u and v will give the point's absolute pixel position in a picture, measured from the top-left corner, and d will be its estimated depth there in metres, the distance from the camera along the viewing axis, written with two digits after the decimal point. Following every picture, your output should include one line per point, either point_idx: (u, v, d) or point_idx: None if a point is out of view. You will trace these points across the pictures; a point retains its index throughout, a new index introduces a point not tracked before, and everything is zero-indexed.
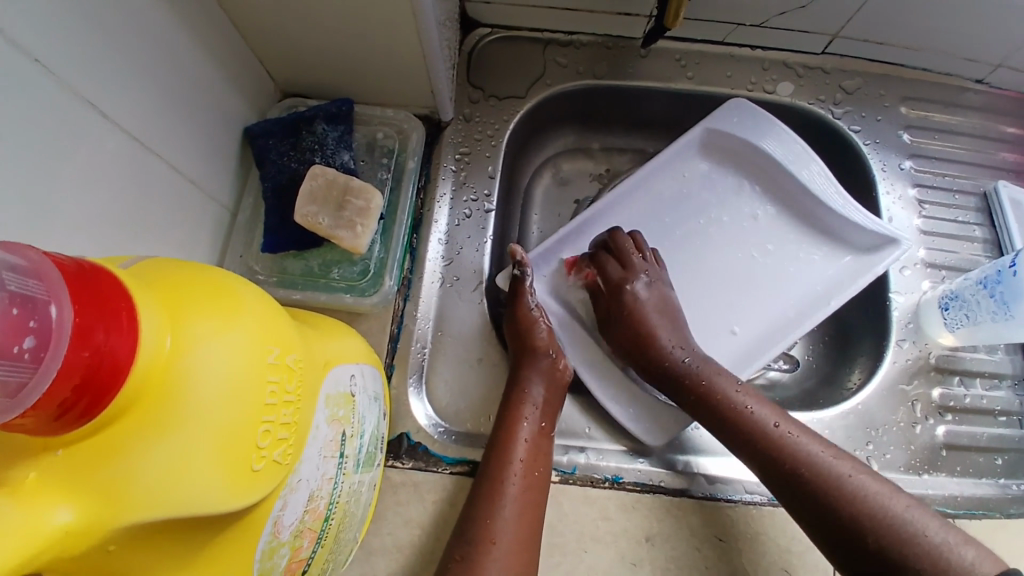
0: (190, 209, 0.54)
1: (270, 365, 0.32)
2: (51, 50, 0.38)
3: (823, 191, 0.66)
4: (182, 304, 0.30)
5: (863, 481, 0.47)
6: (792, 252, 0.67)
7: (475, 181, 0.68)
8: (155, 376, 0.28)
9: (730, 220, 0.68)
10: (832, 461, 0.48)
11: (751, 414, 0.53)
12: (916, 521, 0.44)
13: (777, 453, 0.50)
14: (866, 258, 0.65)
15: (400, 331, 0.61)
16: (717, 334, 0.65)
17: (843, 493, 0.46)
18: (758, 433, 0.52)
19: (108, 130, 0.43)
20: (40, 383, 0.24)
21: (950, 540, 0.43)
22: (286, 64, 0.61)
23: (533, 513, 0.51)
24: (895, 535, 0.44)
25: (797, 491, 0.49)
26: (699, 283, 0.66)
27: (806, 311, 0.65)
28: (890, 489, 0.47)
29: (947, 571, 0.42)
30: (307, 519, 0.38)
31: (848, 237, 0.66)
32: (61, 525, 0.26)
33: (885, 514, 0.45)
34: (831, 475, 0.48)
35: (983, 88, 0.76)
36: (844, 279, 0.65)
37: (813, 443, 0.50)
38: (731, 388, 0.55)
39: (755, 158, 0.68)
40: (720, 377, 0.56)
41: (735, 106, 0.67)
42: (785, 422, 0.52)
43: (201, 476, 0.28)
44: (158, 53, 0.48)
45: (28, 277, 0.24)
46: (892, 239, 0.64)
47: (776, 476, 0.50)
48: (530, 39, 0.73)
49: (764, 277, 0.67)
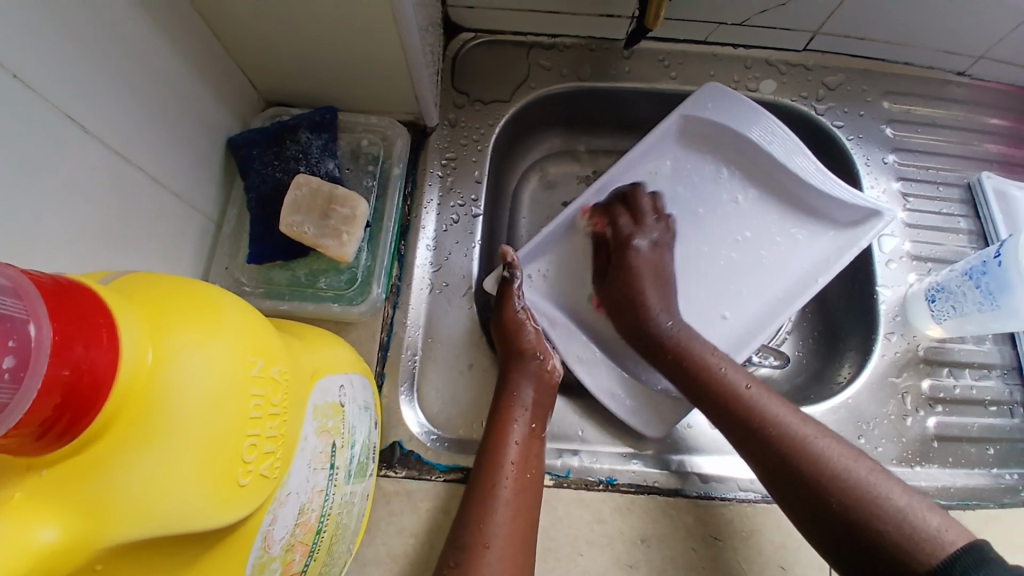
0: (174, 221, 0.53)
1: (255, 377, 0.32)
2: (28, 64, 0.37)
3: (807, 173, 0.65)
4: (164, 317, 0.29)
5: (826, 444, 0.47)
6: (781, 236, 0.67)
7: (462, 186, 0.68)
8: (136, 392, 0.27)
9: (718, 211, 0.68)
10: (798, 425, 0.49)
11: (724, 376, 0.54)
12: (879, 485, 0.44)
13: (746, 413, 0.51)
14: (848, 233, 0.66)
15: (389, 339, 0.61)
16: (708, 319, 0.65)
17: (807, 455, 0.47)
18: (730, 394, 0.53)
19: (87, 144, 0.42)
20: (21, 402, 0.24)
21: (913, 506, 0.42)
22: (268, 73, 0.61)
23: (526, 516, 0.51)
24: (856, 497, 0.44)
25: (763, 451, 0.49)
26: (688, 271, 0.66)
27: (794, 293, 0.65)
28: (855, 454, 0.47)
29: (911, 535, 0.41)
30: (298, 533, 0.38)
31: (830, 212, 0.66)
32: (46, 545, 0.25)
33: (847, 476, 0.45)
34: (796, 437, 0.48)
35: (964, 80, 0.76)
36: (829, 254, 0.66)
37: (782, 406, 0.51)
38: (707, 353, 0.56)
39: (737, 143, 0.67)
40: (698, 342, 0.57)
41: (712, 90, 0.66)
42: (757, 385, 0.53)
43: (187, 491, 0.28)
44: (138, 65, 0.47)
45: (5, 295, 0.24)
46: (876, 210, 0.65)
47: (744, 438, 0.51)
48: (513, 43, 0.73)
49: (752, 271, 0.66)
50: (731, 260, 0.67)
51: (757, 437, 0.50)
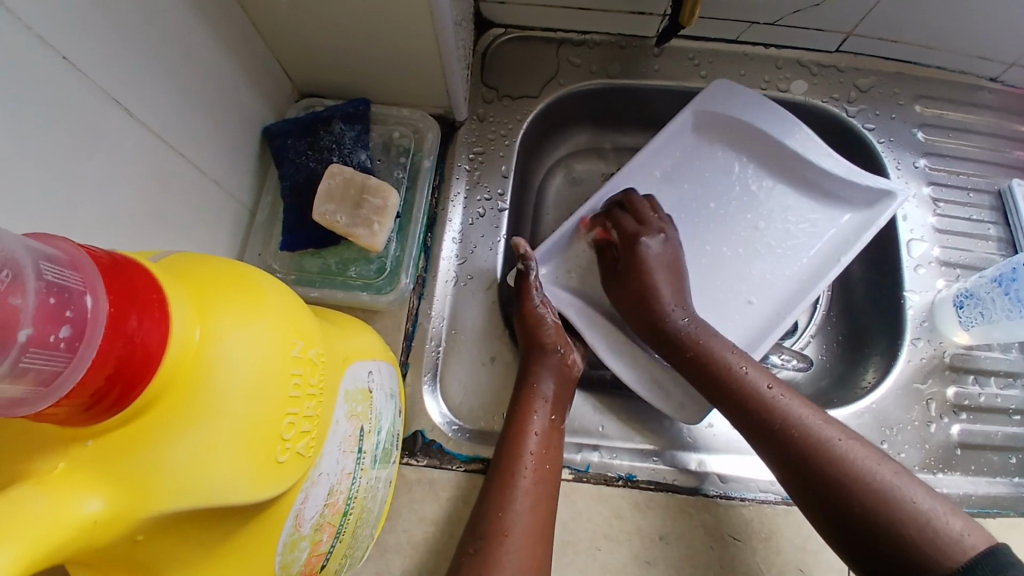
0: (209, 206, 0.54)
1: (294, 357, 0.33)
2: (78, 49, 0.39)
3: (818, 159, 0.65)
4: (209, 297, 0.30)
5: (850, 446, 0.46)
6: (792, 221, 0.67)
7: (489, 180, 0.68)
8: (184, 367, 0.28)
9: (734, 205, 0.68)
10: (821, 426, 0.48)
11: (744, 375, 0.52)
12: (903, 488, 0.44)
13: (767, 415, 0.50)
14: (865, 213, 0.65)
15: (414, 330, 0.62)
16: (736, 306, 0.65)
17: (830, 457, 0.46)
18: (751, 395, 0.51)
19: (130, 127, 0.44)
20: (75, 371, 0.25)
21: (937, 510, 0.42)
22: (303, 65, 0.62)
23: (546, 505, 0.51)
24: (880, 500, 0.43)
25: (784, 453, 0.48)
26: (709, 262, 0.66)
27: (819, 273, 0.64)
28: (878, 455, 0.46)
29: (933, 540, 0.41)
30: (327, 514, 0.38)
31: (844, 194, 0.66)
32: (89, 515, 0.26)
33: (872, 479, 0.44)
34: (819, 439, 0.47)
35: (997, 86, 0.75)
36: (849, 235, 0.65)
37: (804, 407, 0.50)
38: (725, 349, 0.55)
39: (756, 138, 0.67)
40: (713, 339, 0.56)
41: (720, 88, 0.66)
42: (777, 384, 0.52)
43: (227, 466, 0.29)
44: (181, 52, 0.48)
45: (64, 267, 0.25)
46: (888, 191, 0.64)
47: (764, 439, 0.50)
48: (542, 39, 0.73)
49: (772, 258, 0.66)
50: (744, 253, 0.67)
51: (778, 440, 0.49)
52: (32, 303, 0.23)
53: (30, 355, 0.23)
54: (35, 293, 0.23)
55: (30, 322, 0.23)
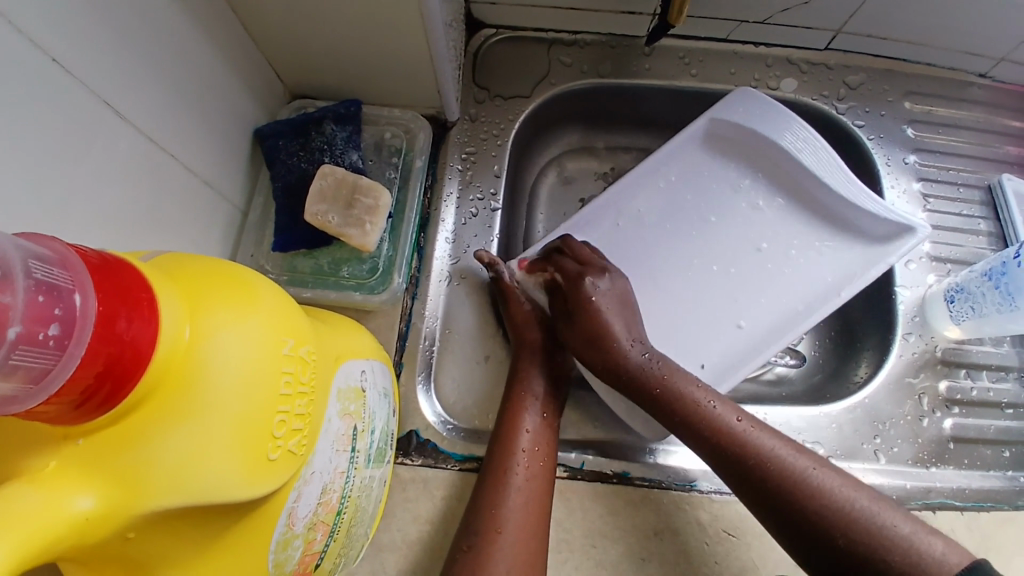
0: (202, 207, 0.54)
1: (285, 356, 0.33)
2: (70, 51, 0.39)
3: (834, 181, 0.65)
4: (199, 297, 0.30)
5: (824, 476, 0.46)
6: (806, 247, 0.67)
7: (481, 180, 0.69)
8: (175, 366, 0.28)
9: (737, 220, 0.68)
10: (794, 457, 0.47)
11: (711, 411, 0.51)
12: (882, 514, 0.44)
13: (741, 453, 0.48)
14: (877, 249, 0.65)
15: (408, 329, 0.62)
16: (725, 328, 0.64)
17: (808, 489, 0.45)
18: (721, 431, 0.50)
19: (123, 130, 0.44)
20: (65, 368, 0.25)
21: (917, 532, 0.43)
22: (295, 66, 0.62)
23: (541, 501, 0.51)
24: (862, 528, 0.43)
25: (762, 489, 0.47)
26: (702, 287, 0.65)
27: (813, 304, 0.64)
28: (852, 482, 0.46)
29: (917, 565, 0.41)
30: (320, 512, 0.39)
31: (862, 226, 0.66)
32: (81, 513, 0.26)
33: (852, 508, 0.44)
34: (794, 472, 0.46)
35: (986, 82, 0.76)
36: (856, 269, 0.65)
37: (776, 441, 0.49)
38: (689, 384, 0.53)
39: (767, 151, 0.68)
40: (676, 372, 0.53)
41: (743, 95, 0.67)
42: (745, 417, 0.51)
43: (219, 464, 0.29)
44: (173, 55, 0.49)
45: (54, 265, 0.25)
46: (910, 226, 0.63)
47: (741, 476, 0.48)
48: (534, 40, 0.74)
49: (774, 283, 0.66)
50: (733, 275, 0.66)
51: (755, 478, 0.47)
52: (22, 300, 0.23)
53: (20, 353, 0.23)
54: (24, 291, 0.24)
55: (20, 319, 0.23)
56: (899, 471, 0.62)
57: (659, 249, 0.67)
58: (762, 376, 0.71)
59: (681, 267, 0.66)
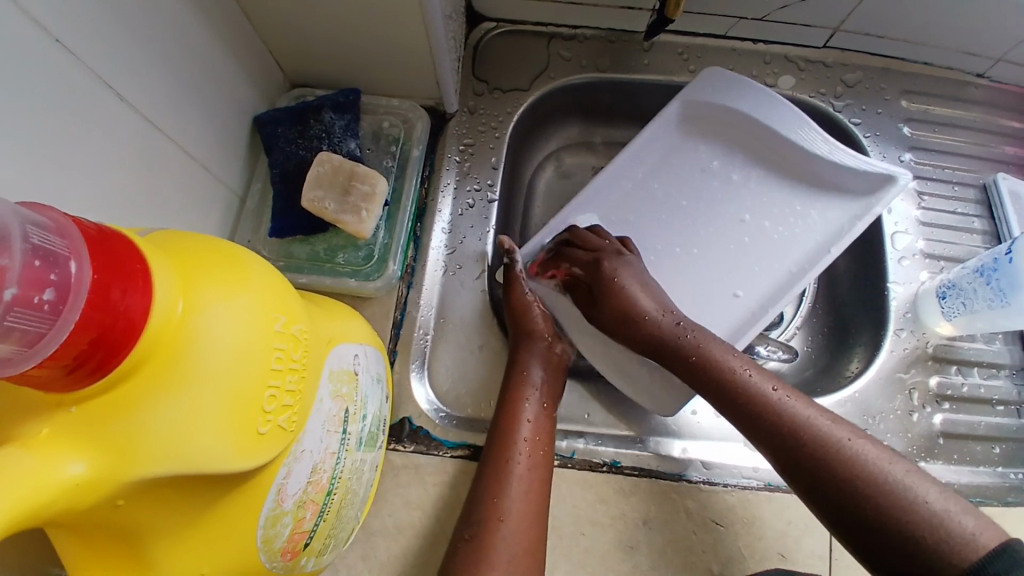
0: (200, 191, 0.55)
1: (276, 332, 0.33)
2: (72, 33, 0.39)
3: (812, 145, 0.66)
4: (192, 272, 0.31)
5: (861, 446, 0.46)
6: (790, 212, 0.67)
7: (478, 172, 0.69)
8: (167, 336, 0.29)
9: (719, 199, 0.69)
10: (829, 427, 0.48)
11: (749, 379, 0.52)
12: (915, 489, 0.43)
13: (772, 419, 0.49)
14: (862, 203, 0.65)
15: (403, 318, 0.63)
16: (720, 298, 0.65)
17: (841, 460, 0.46)
18: (757, 399, 0.50)
19: (123, 111, 0.44)
20: (58, 334, 0.25)
21: (949, 510, 0.42)
22: (295, 55, 0.63)
23: (539, 489, 0.52)
24: (895, 500, 0.43)
25: (792, 454, 0.48)
26: (689, 268, 0.66)
27: (807, 264, 0.65)
28: (889, 454, 0.46)
29: (945, 541, 0.41)
30: (310, 491, 0.39)
31: (840, 182, 0.66)
32: (72, 478, 0.27)
33: (883, 480, 0.44)
34: (829, 440, 0.47)
35: (984, 82, 0.76)
36: (843, 225, 0.65)
37: (810, 409, 0.49)
38: (726, 354, 0.54)
39: (749, 127, 0.69)
40: (714, 344, 0.55)
41: (710, 75, 0.68)
42: (782, 387, 0.51)
43: (209, 434, 0.29)
44: (173, 40, 0.49)
45: (50, 233, 0.26)
46: (889, 176, 0.64)
47: (771, 441, 0.49)
48: (533, 33, 0.74)
49: (760, 247, 0.67)
50: (697, 255, 0.67)
51: (788, 443, 0.48)
52: (18, 264, 0.24)
53: (16, 314, 0.24)
54: (21, 254, 0.24)
55: (16, 282, 0.24)
56: None
57: (653, 242, 0.67)
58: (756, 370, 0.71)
59: (671, 260, 0.67)
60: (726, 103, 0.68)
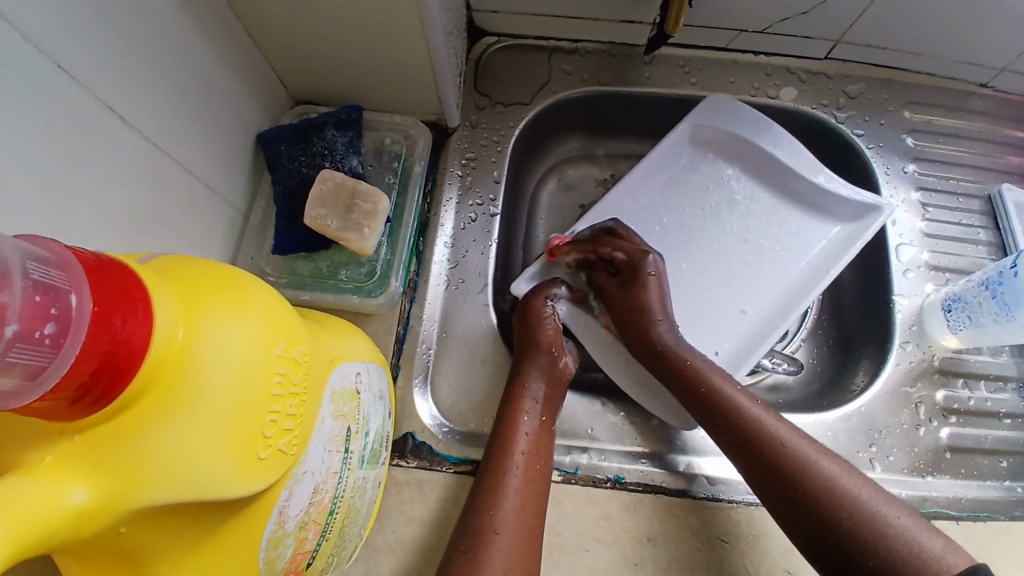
0: (204, 210, 0.55)
1: (278, 357, 0.34)
2: (75, 57, 0.40)
3: (805, 170, 0.67)
4: (193, 298, 0.31)
5: (830, 465, 0.48)
6: (788, 233, 0.68)
7: (481, 186, 0.69)
8: (168, 363, 0.29)
9: (722, 209, 0.69)
10: (802, 444, 0.49)
11: (729, 393, 0.54)
12: (882, 506, 0.45)
13: (750, 432, 0.51)
14: (854, 226, 0.66)
15: (406, 333, 0.63)
16: (727, 313, 0.65)
17: (814, 475, 0.47)
18: (736, 412, 0.52)
19: (126, 133, 0.45)
20: (60, 366, 0.26)
21: (916, 528, 0.44)
22: (298, 73, 0.63)
23: (536, 504, 0.52)
24: (865, 516, 0.44)
25: (771, 469, 0.49)
26: (694, 285, 0.66)
27: (808, 282, 0.65)
28: (856, 474, 0.48)
29: (912, 556, 0.42)
30: (312, 512, 0.39)
31: (828, 207, 0.67)
32: (75, 505, 0.27)
33: (852, 495, 0.46)
34: (801, 456, 0.49)
35: (988, 92, 0.76)
36: (837, 246, 0.66)
37: (785, 427, 0.51)
38: (710, 368, 0.56)
39: (749, 151, 0.69)
40: (700, 359, 0.57)
41: (714, 102, 0.69)
42: (760, 404, 0.53)
43: (210, 461, 0.30)
44: (176, 61, 0.49)
45: (51, 267, 0.26)
46: (875, 205, 0.65)
47: (749, 454, 0.51)
48: (535, 47, 0.75)
49: (764, 263, 0.67)
50: (701, 271, 0.67)
51: (767, 459, 0.50)
52: (19, 300, 0.24)
53: (17, 350, 0.24)
54: (21, 290, 0.24)
55: (17, 318, 0.24)
56: (895, 480, 0.61)
57: None
58: (760, 382, 0.71)
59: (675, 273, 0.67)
60: (738, 131, 0.69)
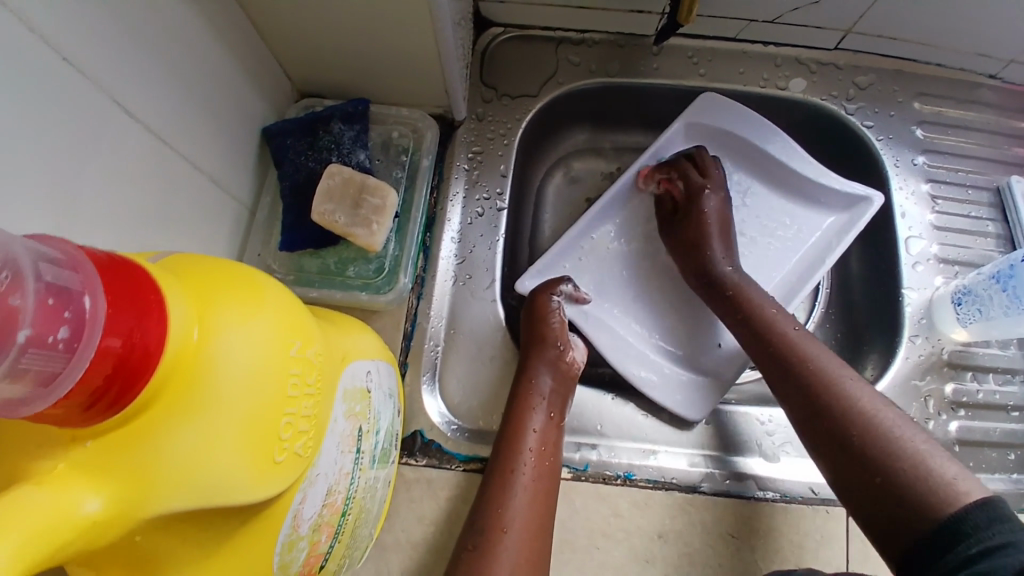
0: (210, 205, 0.54)
1: (292, 357, 0.33)
2: (80, 51, 0.39)
3: (801, 169, 0.67)
4: (207, 298, 0.30)
5: (856, 389, 0.49)
6: (781, 226, 0.68)
7: (488, 180, 0.68)
8: (182, 366, 0.28)
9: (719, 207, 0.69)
10: (835, 368, 0.51)
11: (772, 320, 0.56)
12: (901, 430, 0.46)
13: (783, 355, 0.54)
14: (845, 218, 0.66)
15: (413, 329, 0.62)
16: None
17: (839, 397, 0.49)
18: (774, 334, 0.55)
19: (132, 129, 0.44)
20: (75, 370, 0.25)
21: (933, 451, 0.45)
22: (303, 65, 0.62)
23: (545, 500, 0.51)
24: (881, 437, 0.46)
25: (795, 385, 0.52)
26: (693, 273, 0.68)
27: (804, 273, 0.66)
28: (883, 400, 0.49)
29: (923, 475, 0.44)
30: (325, 513, 0.39)
31: (822, 199, 0.67)
32: (89, 515, 0.26)
33: (872, 418, 0.47)
34: (828, 378, 0.51)
35: (995, 83, 0.75)
36: (829, 240, 0.66)
37: (822, 351, 0.53)
38: (759, 296, 0.59)
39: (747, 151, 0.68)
40: (753, 287, 0.60)
41: (705, 102, 0.67)
42: (802, 329, 0.55)
43: (226, 463, 0.29)
44: (181, 54, 0.48)
45: (63, 267, 0.25)
46: (867, 195, 0.64)
47: (781, 375, 0.53)
48: (541, 38, 0.73)
49: (758, 255, 0.67)
50: None
51: (795, 380, 0.52)
52: (32, 303, 0.23)
53: (29, 356, 0.23)
54: (34, 293, 0.23)
55: (30, 322, 0.23)
56: None
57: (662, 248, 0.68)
58: None
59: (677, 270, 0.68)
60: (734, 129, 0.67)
